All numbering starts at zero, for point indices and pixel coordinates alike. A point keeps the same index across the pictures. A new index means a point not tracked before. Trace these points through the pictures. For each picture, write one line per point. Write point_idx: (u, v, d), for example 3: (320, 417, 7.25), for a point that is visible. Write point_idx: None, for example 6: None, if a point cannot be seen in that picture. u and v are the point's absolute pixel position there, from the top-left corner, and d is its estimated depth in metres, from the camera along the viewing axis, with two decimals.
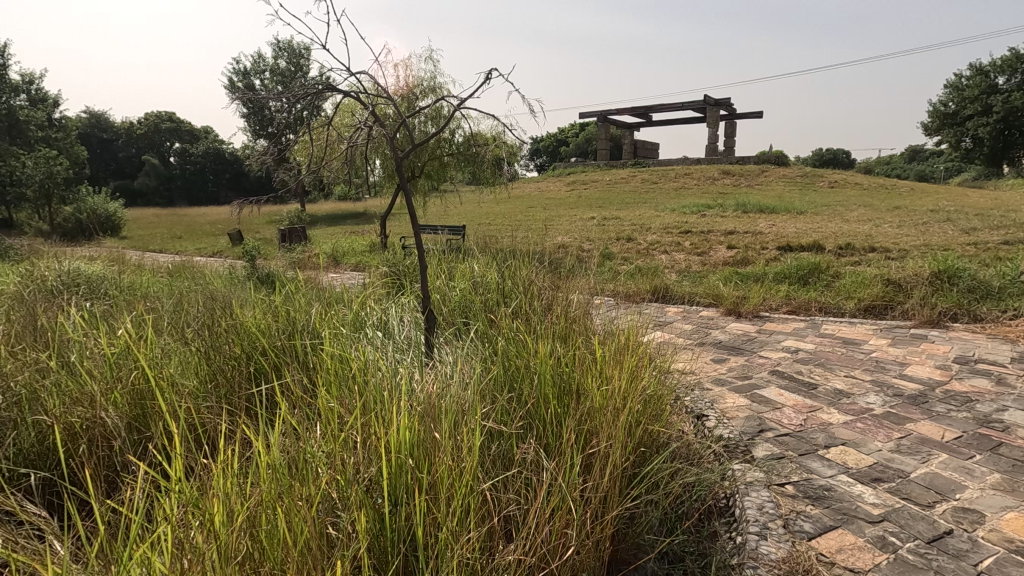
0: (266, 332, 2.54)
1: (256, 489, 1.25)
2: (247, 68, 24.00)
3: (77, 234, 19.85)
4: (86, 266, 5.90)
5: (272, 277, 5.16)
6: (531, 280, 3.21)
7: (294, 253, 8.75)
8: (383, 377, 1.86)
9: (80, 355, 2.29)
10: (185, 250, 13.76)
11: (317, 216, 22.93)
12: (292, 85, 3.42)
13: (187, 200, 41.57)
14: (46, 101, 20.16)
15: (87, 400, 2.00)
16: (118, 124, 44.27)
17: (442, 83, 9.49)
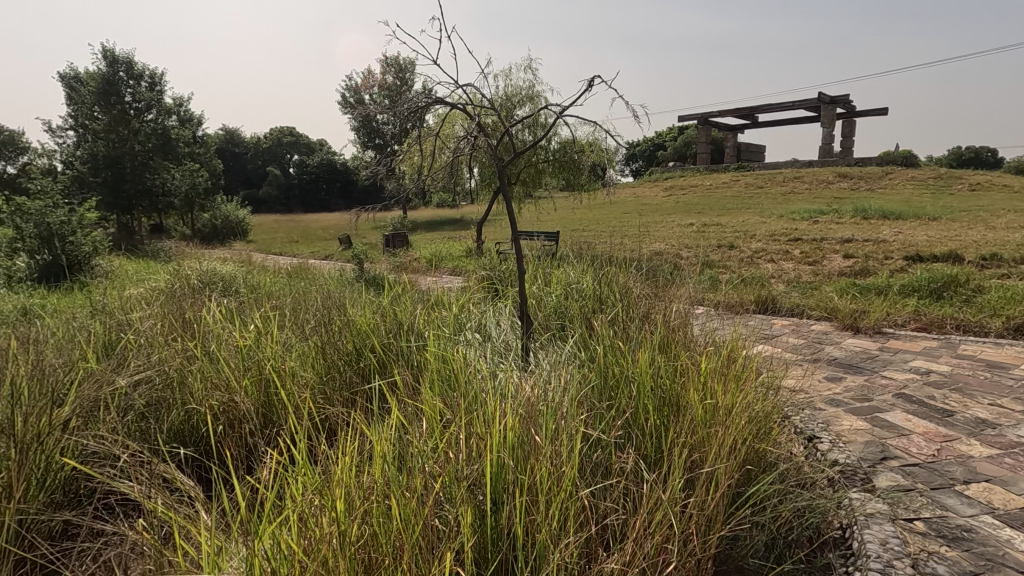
0: (374, 331, 2.71)
1: (369, 478, 1.34)
2: (359, 85, 25.80)
3: (214, 239, 22.36)
4: (222, 267, 6.64)
5: (379, 279, 5.47)
6: (629, 287, 3.15)
7: (398, 257, 9.25)
8: (483, 380, 1.92)
9: (218, 345, 2.59)
10: (302, 253, 15.03)
11: (418, 223, 24.10)
12: (402, 100, 3.61)
13: (304, 207, 45.33)
14: (194, 121, 22.96)
15: (224, 385, 2.25)
16: (249, 140, 49.38)
17: (539, 91, 9.59)
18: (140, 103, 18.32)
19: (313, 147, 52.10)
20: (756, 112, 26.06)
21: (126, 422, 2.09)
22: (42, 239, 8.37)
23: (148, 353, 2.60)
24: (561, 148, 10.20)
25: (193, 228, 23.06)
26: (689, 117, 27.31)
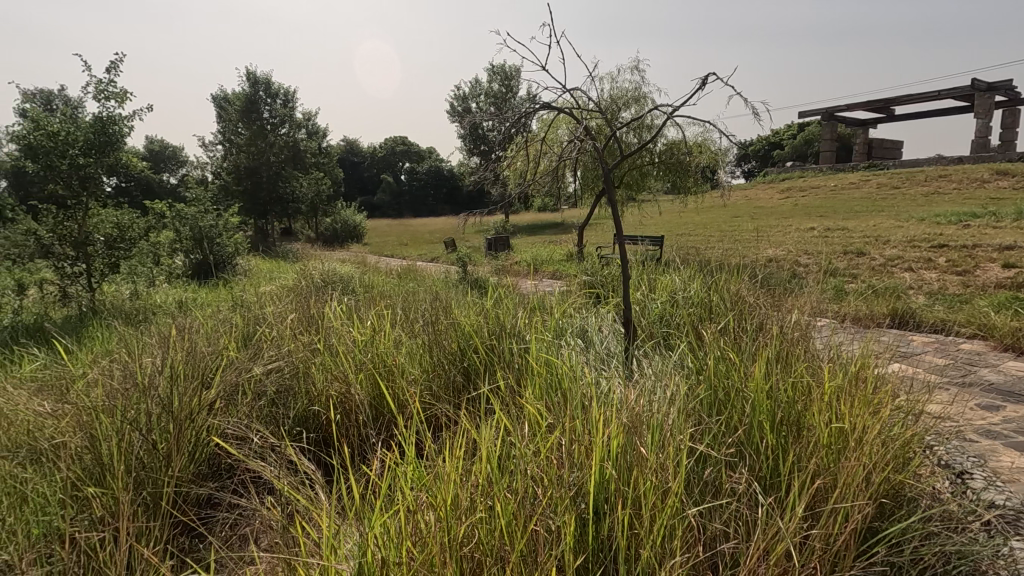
0: (478, 331, 2.78)
1: (472, 477, 1.37)
2: (467, 94, 26.79)
3: (334, 241, 24.27)
4: (341, 268, 7.18)
5: (482, 282, 5.61)
6: (742, 296, 2.96)
7: (500, 260, 9.46)
8: (585, 388, 1.90)
9: (337, 340, 2.80)
10: (411, 256, 15.86)
11: (520, 227, 24.48)
12: (509, 107, 3.67)
13: (413, 212, 47.85)
14: (320, 134, 25.14)
15: (341, 378, 2.43)
16: (367, 150, 53.16)
17: (645, 91, 9.35)
18: (276, 119, 20.37)
19: (423, 155, 54.97)
20: (893, 104, 23.46)
21: (260, 407, 2.33)
22: (195, 240, 9.58)
23: (279, 345, 2.87)
24: (668, 150, 9.88)
25: (316, 231, 25.19)
26: (810, 112, 25.25)
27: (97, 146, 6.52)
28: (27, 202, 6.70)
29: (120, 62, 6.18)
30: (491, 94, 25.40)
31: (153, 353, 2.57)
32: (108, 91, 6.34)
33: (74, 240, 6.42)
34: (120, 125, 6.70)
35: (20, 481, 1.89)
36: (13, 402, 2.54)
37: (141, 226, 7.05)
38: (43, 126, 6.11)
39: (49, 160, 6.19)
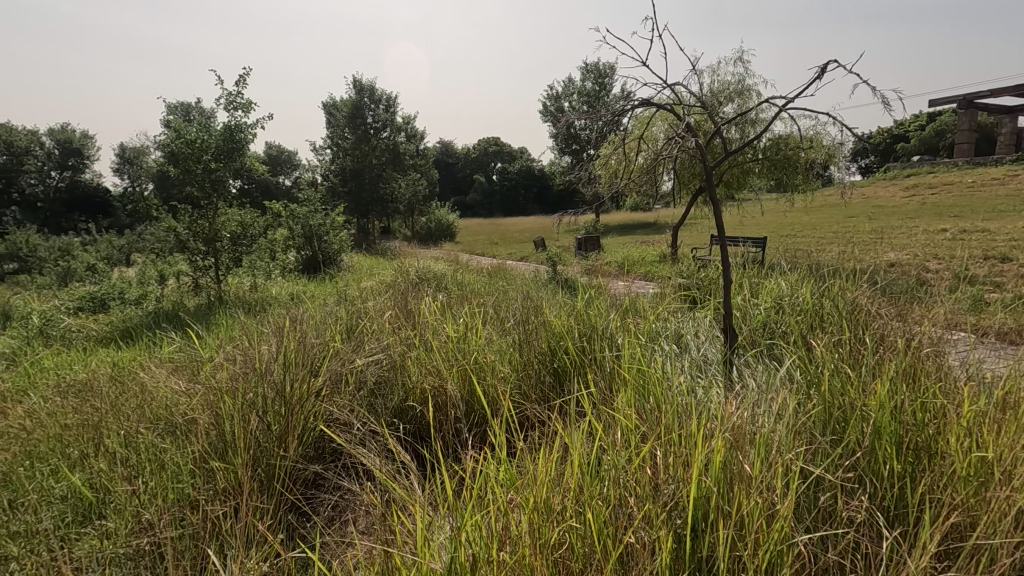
0: (569, 332, 2.76)
1: (564, 482, 1.36)
2: (560, 93, 26.80)
3: (429, 240, 25.28)
4: (436, 266, 7.48)
5: (572, 283, 5.59)
6: (859, 304, 2.71)
7: (590, 260, 9.38)
8: (681, 396, 1.82)
9: (432, 336, 2.90)
10: (501, 255, 16.15)
11: (611, 227, 24.11)
12: (604, 105, 3.60)
13: (504, 211, 48.67)
14: (418, 137, 26.28)
15: (435, 373, 2.51)
16: (461, 152, 54.85)
17: (750, 84, 8.83)
18: (379, 123, 21.54)
19: (515, 155, 55.74)
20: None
21: (361, 397, 2.47)
22: (306, 238, 10.38)
23: (378, 338, 3.02)
24: (773, 146, 9.27)
25: (412, 230, 26.38)
26: (943, 101, 22.62)
27: (226, 152, 7.23)
28: (169, 202, 7.59)
29: (247, 75, 6.82)
30: (584, 92, 25.22)
31: (269, 341, 2.81)
32: (237, 102, 7.02)
33: (205, 236, 7.16)
34: (246, 132, 7.37)
35: (159, 452, 2.14)
36: (156, 379, 2.89)
37: (261, 224, 7.72)
38: (184, 135, 6.88)
39: (187, 165, 6.96)
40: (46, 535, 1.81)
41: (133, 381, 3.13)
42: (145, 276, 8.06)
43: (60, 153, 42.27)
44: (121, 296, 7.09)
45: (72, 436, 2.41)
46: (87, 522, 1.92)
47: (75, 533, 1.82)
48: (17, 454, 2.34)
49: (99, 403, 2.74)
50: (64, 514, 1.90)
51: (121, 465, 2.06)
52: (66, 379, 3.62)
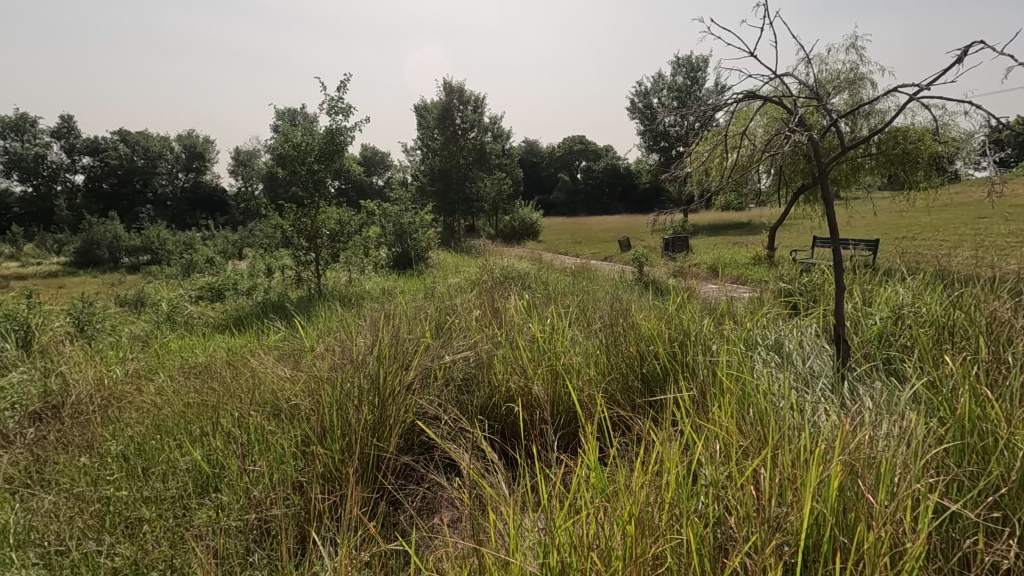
0: (660, 336, 2.65)
1: (660, 495, 1.30)
2: (650, 89, 26.07)
3: (512, 238, 25.58)
4: (520, 264, 7.54)
5: (660, 285, 5.41)
6: (1000, 317, 2.38)
7: (678, 261, 9.04)
8: (787, 412, 1.69)
9: (518, 335, 2.91)
10: (584, 254, 16.00)
11: (700, 228, 23.16)
12: (697, 102, 3.44)
13: (587, 210, 48.28)
14: (504, 137, 26.62)
15: (521, 373, 2.51)
16: (546, 151, 55.01)
17: (864, 72, 8.08)
18: (467, 124, 22.04)
19: (600, 154, 55.00)
20: None
21: (448, 392, 2.52)
22: (397, 235, 10.84)
23: (466, 335, 3.07)
24: (890, 140, 8.43)
25: (496, 228, 26.81)
26: None
27: (327, 154, 7.70)
28: (277, 201, 8.21)
29: (348, 81, 7.20)
30: (675, 87, 24.33)
31: (365, 335, 2.94)
32: (338, 107, 7.44)
33: (308, 233, 7.66)
34: (346, 135, 7.79)
35: (266, 434, 2.30)
36: (265, 366, 3.12)
37: (357, 222, 8.14)
38: (291, 139, 7.43)
39: (293, 167, 7.53)
40: (173, 502, 2.00)
41: (245, 366, 3.40)
42: (255, 269, 8.78)
43: (186, 157, 47.06)
44: (235, 288, 7.75)
45: (195, 414, 2.66)
46: (206, 493, 2.10)
47: (196, 503, 1.99)
48: (150, 427, 2.61)
49: (218, 385, 2.99)
50: (187, 484, 2.09)
51: (235, 444, 2.24)
52: (189, 361, 4.02)
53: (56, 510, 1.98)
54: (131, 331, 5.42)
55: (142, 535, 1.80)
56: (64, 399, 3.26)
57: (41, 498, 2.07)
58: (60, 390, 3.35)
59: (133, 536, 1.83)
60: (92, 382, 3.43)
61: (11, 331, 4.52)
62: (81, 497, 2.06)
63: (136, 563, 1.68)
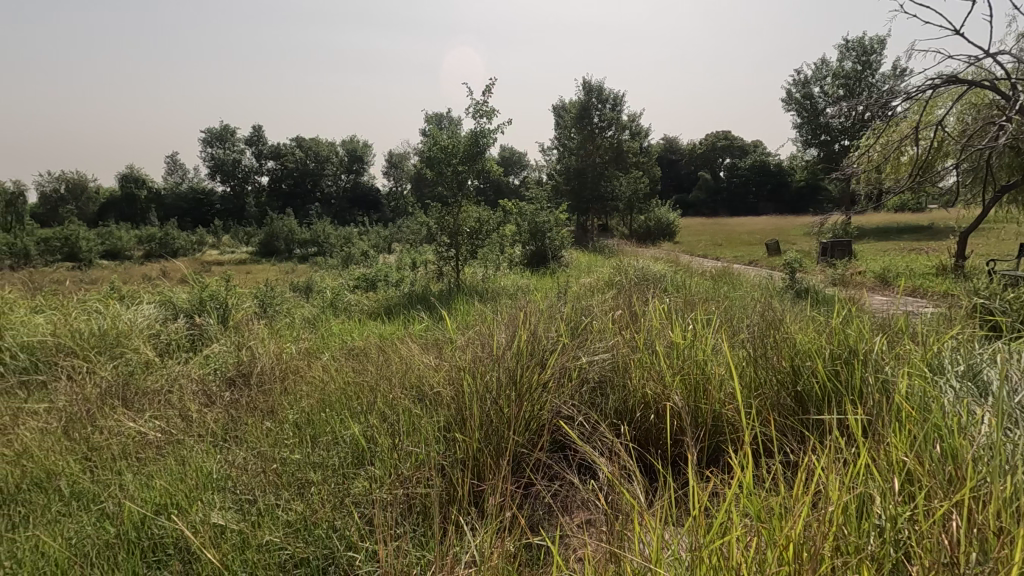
0: (821, 351, 2.39)
1: (826, 530, 1.19)
2: (810, 77, 23.74)
3: (647, 238, 24.87)
4: (656, 266, 7.31)
5: (817, 294, 4.89)
6: None
7: (839, 269, 8.12)
8: (990, 453, 1.43)
9: (656, 339, 2.80)
10: (726, 257, 15.06)
11: (866, 231, 20.59)
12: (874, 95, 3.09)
13: (730, 210, 45.38)
14: (643, 134, 25.90)
15: (659, 379, 2.43)
16: (687, 148, 52.63)
17: None
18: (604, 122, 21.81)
19: (748, 150, 51.24)
20: None
21: (583, 393, 2.52)
22: (532, 233, 11.08)
23: (602, 337, 3.04)
24: None
25: (630, 228, 26.23)
26: None
27: (471, 155, 8.08)
28: (424, 200, 8.83)
29: (492, 84, 7.50)
30: (841, 73, 21.88)
31: (503, 330, 3.03)
32: (483, 110, 7.79)
33: (450, 231, 8.13)
34: (488, 137, 8.12)
35: (412, 417, 2.49)
36: (413, 354, 3.36)
37: (495, 221, 8.46)
38: (440, 142, 7.94)
39: (440, 168, 8.04)
40: (335, 469, 2.24)
41: (395, 352, 3.71)
42: (403, 263, 9.52)
43: (349, 160, 52.52)
44: (385, 280, 8.47)
45: (354, 393, 2.95)
46: (361, 464, 2.33)
47: (353, 472, 2.21)
48: (318, 400, 2.96)
49: (372, 369, 3.29)
50: (347, 455, 2.33)
51: (386, 424, 2.45)
52: (348, 344, 4.47)
53: (246, 464, 2.32)
54: (302, 314, 6.19)
55: (310, 496, 2.04)
56: (251, 369, 3.82)
57: (235, 453, 2.44)
58: (249, 361, 3.93)
59: (303, 496, 2.08)
60: (272, 357, 3.97)
61: (213, 308, 5.39)
62: (265, 456, 2.39)
63: (306, 520, 1.90)
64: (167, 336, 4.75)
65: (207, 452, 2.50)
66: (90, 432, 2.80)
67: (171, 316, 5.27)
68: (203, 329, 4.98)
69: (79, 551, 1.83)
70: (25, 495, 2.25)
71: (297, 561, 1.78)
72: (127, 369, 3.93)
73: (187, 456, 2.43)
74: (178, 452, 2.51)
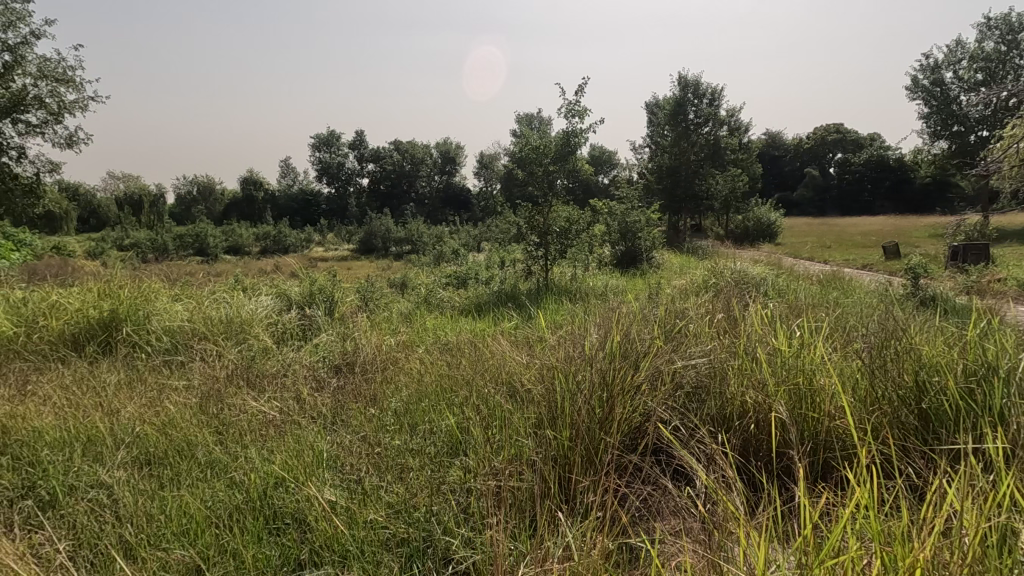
0: (951, 368, 2.15)
1: (959, 569, 1.09)
2: (942, 61, 21.32)
3: (745, 240, 23.62)
4: (755, 268, 6.95)
5: (944, 304, 4.42)
6: None
7: (973, 275, 7.25)
8: None
9: (757, 346, 2.67)
10: (835, 260, 13.95)
11: (1006, 232, 18.21)
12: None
13: (841, 210, 41.94)
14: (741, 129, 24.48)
15: (761, 388, 2.31)
16: (792, 143, 49.22)
17: None
18: (700, 118, 20.92)
19: (863, 143, 47.02)
20: None
21: (677, 399, 2.45)
22: (621, 234, 10.90)
23: (698, 341, 2.94)
24: None
25: (726, 229, 25.01)
26: None
27: (562, 156, 8.07)
28: (514, 200, 8.96)
29: (585, 83, 7.45)
30: (981, 55, 19.45)
31: (595, 330, 3.03)
32: (575, 109, 7.76)
33: (540, 230, 8.20)
34: (579, 137, 8.07)
35: (504, 412, 2.55)
36: (503, 351, 3.44)
37: (585, 220, 8.41)
38: (531, 142, 8.02)
39: (531, 168, 8.13)
40: (430, 456, 2.35)
41: (487, 348, 3.81)
42: (493, 262, 9.74)
43: (442, 161, 54.46)
44: (476, 278, 8.73)
45: (448, 386, 3.07)
46: (455, 455, 2.42)
47: (448, 461, 2.32)
48: (415, 390, 3.12)
49: (465, 363, 3.41)
50: (442, 444, 2.43)
51: (479, 417, 2.53)
52: (441, 339, 4.66)
53: (351, 448, 2.49)
54: (399, 309, 6.53)
55: (409, 481, 2.17)
56: (354, 358, 4.10)
57: (342, 436, 2.64)
58: (353, 350, 4.22)
59: (403, 479, 2.21)
60: (374, 348, 4.24)
61: (321, 301, 5.84)
62: (368, 441, 2.56)
63: (405, 503, 2.02)
64: (282, 325, 5.21)
65: (318, 432, 2.72)
66: (220, 409, 3.14)
67: (285, 307, 5.77)
68: (312, 320, 5.40)
69: (214, 513, 2.06)
70: (170, 460, 2.57)
71: (398, 540, 1.88)
72: (249, 354, 4.36)
73: (302, 435, 2.67)
74: (293, 431, 2.76)
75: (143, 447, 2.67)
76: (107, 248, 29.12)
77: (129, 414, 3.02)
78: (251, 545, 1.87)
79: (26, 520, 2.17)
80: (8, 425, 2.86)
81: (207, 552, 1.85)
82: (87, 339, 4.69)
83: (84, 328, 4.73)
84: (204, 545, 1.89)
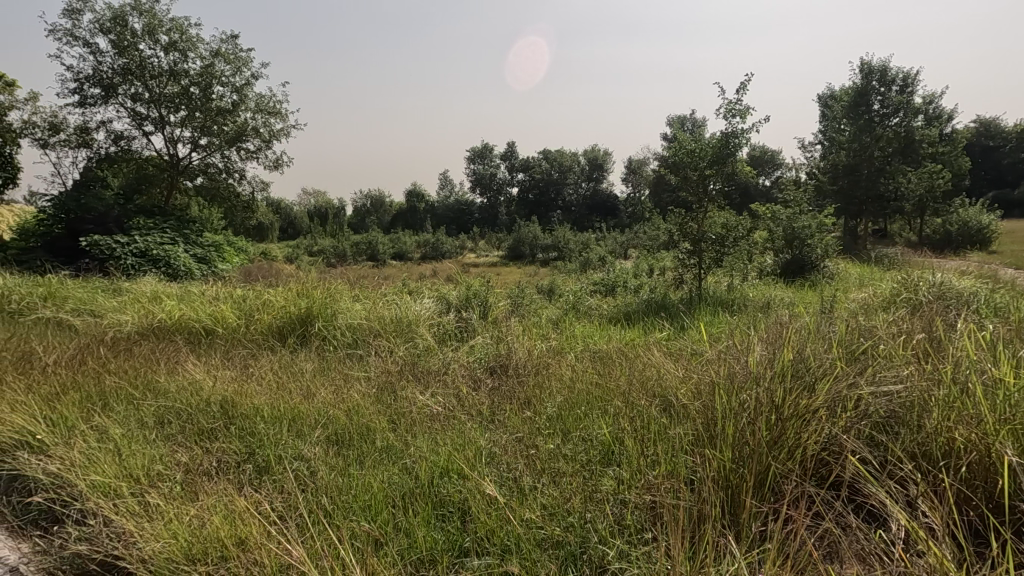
0: None
1: None
2: None
3: (946, 247, 20.07)
4: (961, 280, 5.90)
5: None
6: None
7: None
8: None
9: (969, 375, 2.26)
10: None
11: None
12: None
13: None
14: (942, 117, 20.85)
15: (976, 424, 1.96)
16: (1014, 130, 40.73)
17: None
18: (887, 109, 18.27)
19: None
20: None
21: (864, 429, 2.17)
22: (787, 240, 9.94)
23: (887, 364, 2.58)
24: None
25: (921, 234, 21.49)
26: None
27: (721, 159, 7.60)
28: (666, 207, 8.65)
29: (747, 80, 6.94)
30: None
31: (761, 346, 2.81)
32: (735, 109, 7.28)
33: (693, 237, 7.82)
34: (740, 138, 7.53)
35: (659, 426, 2.48)
36: (655, 363, 3.36)
37: (745, 227, 7.81)
38: (686, 146, 7.65)
39: (685, 173, 7.79)
40: (584, 464, 2.38)
41: (638, 359, 3.75)
42: (643, 270, 9.51)
43: (589, 168, 54.49)
44: (625, 286, 8.59)
45: (600, 395, 3.08)
46: (608, 464, 2.41)
47: (601, 470, 2.31)
48: (566, 397, 3.18)
49: (616, 373, 3.39)
50: (596, 454, 2.44)
51: (632, 430, 2.50)
52: (591, 347, 4.68)
53: (507, 448, 2.61)
54: (548, 314, 6.68)
55: (564, 485, 2.21)
56: (507, 360, 4.28)
57: (499, 435, 2.77)
58: (506, 354, 4.42)
59: (557, 483, 2.26)
60: (526, 352, 4.39)
61: (476, 305, 6.20)
62: (523, 443, 2.66)
63: (561, 506, 2.07)
64: (443, 326, 5.63)
65: (476, 430, 2.90)
66: (394, 400, 3.50)
67: (445, 309, 6.24)
68: (468, 323, 5.76)
69: (391, 493, 2.30)
70: (354, 442, 2.92)
71: (552, 542, 1.92)
72: (415, 351, 4.80)
73: (462, 431, 2.86)
74: (454, 426, 2.98)
75: (333, 428, 3.08)
76: (300, 254, 33.91)
77: (322, 399, 3.50)
78: (422, 526, 2.05)
79: (250, 480, 2.62)
80: (236, 400, 3.48)
81: (386, 528, 2.08)
82: (289, 331, 5.52)
83: (287, 322, 5.58)
84: (383, 521, 2.12)
